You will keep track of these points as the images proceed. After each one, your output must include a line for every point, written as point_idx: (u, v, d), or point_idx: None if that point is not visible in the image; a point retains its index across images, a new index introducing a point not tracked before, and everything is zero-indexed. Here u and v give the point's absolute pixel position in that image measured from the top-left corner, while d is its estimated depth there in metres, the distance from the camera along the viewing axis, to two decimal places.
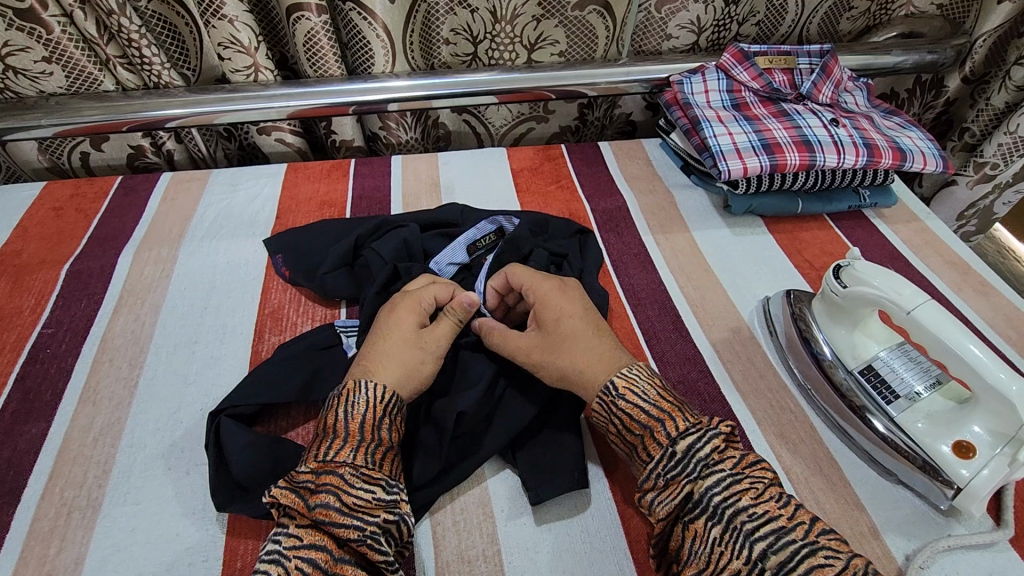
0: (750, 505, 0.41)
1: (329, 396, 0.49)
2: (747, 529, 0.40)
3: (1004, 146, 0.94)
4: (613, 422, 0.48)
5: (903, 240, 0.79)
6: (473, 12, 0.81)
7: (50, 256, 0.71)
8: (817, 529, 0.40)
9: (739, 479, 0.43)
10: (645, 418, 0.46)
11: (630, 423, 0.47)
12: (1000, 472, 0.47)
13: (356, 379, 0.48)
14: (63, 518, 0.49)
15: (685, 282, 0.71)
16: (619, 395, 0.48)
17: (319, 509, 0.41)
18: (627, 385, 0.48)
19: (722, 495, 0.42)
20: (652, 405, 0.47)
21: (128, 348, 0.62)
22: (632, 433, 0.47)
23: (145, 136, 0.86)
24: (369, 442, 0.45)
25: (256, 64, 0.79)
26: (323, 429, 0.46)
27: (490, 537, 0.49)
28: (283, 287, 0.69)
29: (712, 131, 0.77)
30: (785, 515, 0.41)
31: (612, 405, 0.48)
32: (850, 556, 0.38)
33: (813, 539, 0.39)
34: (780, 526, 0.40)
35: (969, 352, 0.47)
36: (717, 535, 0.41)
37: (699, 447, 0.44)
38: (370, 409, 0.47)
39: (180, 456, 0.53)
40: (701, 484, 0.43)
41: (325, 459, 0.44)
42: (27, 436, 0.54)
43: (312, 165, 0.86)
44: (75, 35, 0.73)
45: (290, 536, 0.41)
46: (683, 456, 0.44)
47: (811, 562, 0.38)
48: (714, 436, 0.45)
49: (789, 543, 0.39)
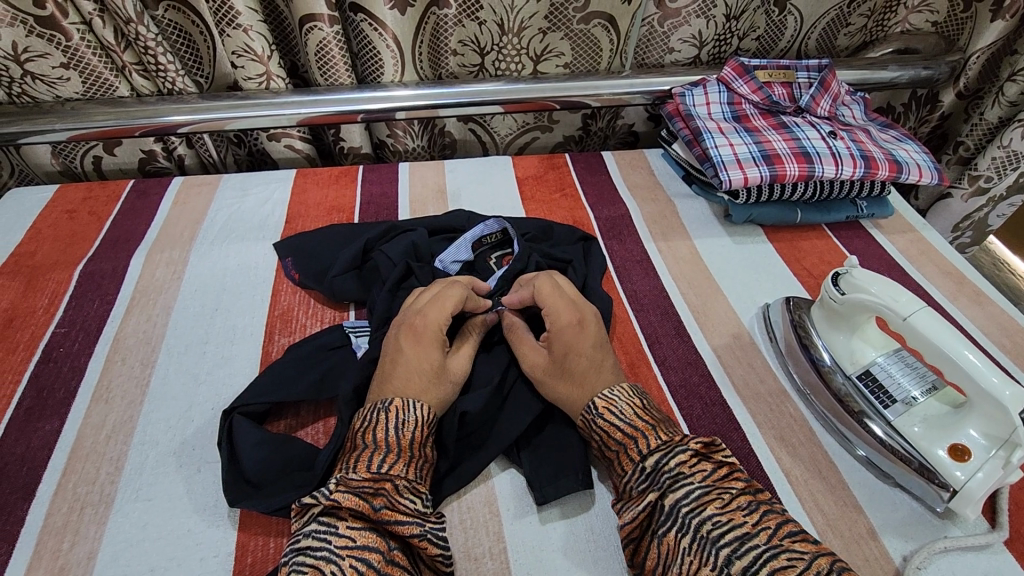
0: (716, 514, 0.42)
1: (367, 409, 0.50)
2: (713, 537, 0.41)
3: (998, 159, 0.96)
4: (594, 439, 0.51)
5: (900, 250, 0.80)
6: (481, 24, 0.83)
7: (63, 257, 0.72)
8: (781, 532, 0.41)
9: (708, 491, 0.44)
10: (620, 436, 0.49)
11: (608, 440, 0.50)
12: (995, 475, 0.48)
13: (404, 398, 0.50)
14: (76, 513, 0.50)
15: (686, 288, 0.73)
16: (597, 414, 0.51)
17: (385, 510, 0.42)
18: (606, 405, 0.51)
19: (689, 507, 0.43)
20: (628, 424, 0.49)
21: (140, 348, 0.63)
22: (610, 449, 0.50)
23: (157, 141, 0.88)
24: (417, 458, 0.48)
25: (268, 72, 0.81)
26: (371, 440, 0.47)
27: (496, 536, 0.50)
28: (292, 289, 0.70)
29: (713, 141, 0.79)
30: (749, 522, 0.41)
31: (592, 423, 0.51)
32: (814, 556, 0.39)
33: (775, 544, 0.40)
34: (743, 533, 0.41)
35: (965, 358, 0.48)
36: (687, 545, 0.42)
37: (666, 462, 0.46)
38: (418, 428, 0.49)
39: (192, 453, 0.54)
40: (671, 497, 0.44)
41: (379, 470, 0.45)
42: (41, 433, 0.55)
43: (321, 171, 0.88)
44: (93, 43, 0.75)
45: (341, 536, 0.41)
46: (652, 471, 0.46)
47: (773, 565, 0.38)
48: (681, 452, 0.46)
49: (752, 548, 0.40)
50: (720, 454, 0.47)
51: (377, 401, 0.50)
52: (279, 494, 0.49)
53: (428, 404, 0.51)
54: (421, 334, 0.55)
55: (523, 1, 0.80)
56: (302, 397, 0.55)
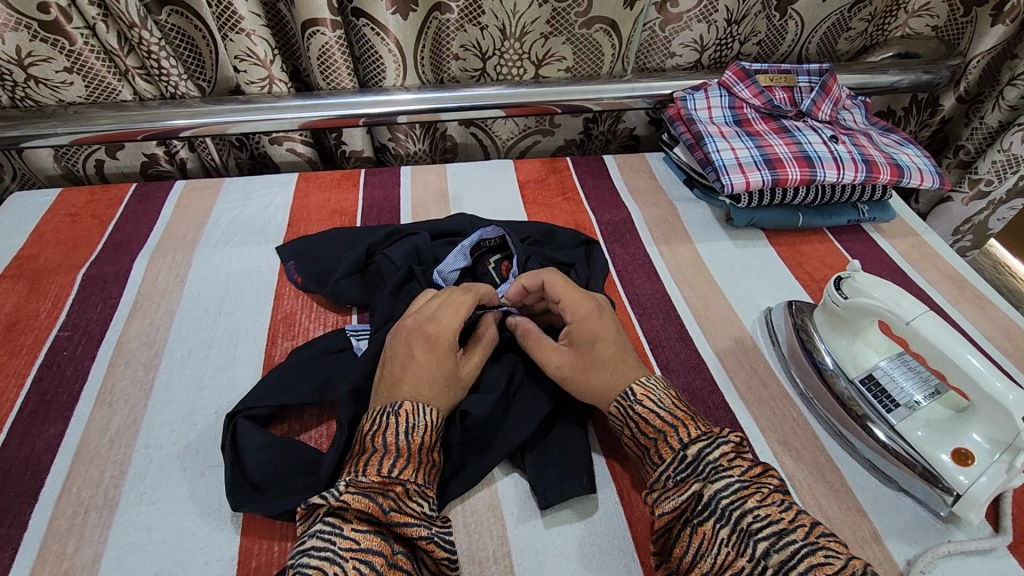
0: (755, 508, 0.42)
1: (377, 411, 0.50)
2: (752, 530, 0.41)
3: (998, 163, 0.96)
4: (627, 426, 0.50)
5: (901, 253, 0.81)
6: (483, 29, 0.84)
7: (66, 260, 0.72)
8: (817, 530, 0.41)
9: (747, 485, 0.44)
10: (659, 423, 0.48)
11: (645, 427, 0.49)
12: (998, 479, 0.48)
13: (414, 401, 0.49)
14: (80, 516, 0.50)
15: (688, 292, 0.73)
16: (636, 400, 0.50)
17: (394, 513, 0.43)
18: (645, 392, 0.50)
19: (730, 498, 0.43)
20: (667, 412, 0.49)
21: (144, 351, 0.63)
22: (646, 436, 0.49)
23: (159, 145, 0.88)
24: (425, 463, 0.48)
25: (271, 76, 0.81)
26: (381, 443, 0.47)
27: (501, 539, 0.50)
28: (295, 292, 0.70)
29: (715, 146, 0.79)
30: (787, 517, 0.41)
31: (628, 410, 0.50)
32: (850, 557, 0.39)
33: (812, 540, 0.40)
34: (781, 528, 0.41)
35: (968, 363, 0.48)
36: (725, 536, 0.42)
37: (710, 452, 0.46)
38: (428, 433, 0.49)
39: (195, 457, 0.54)
40: (709, 487, 0.44)
41: (388, 474, 0.45)
42: (45, 437, 0.55)
43: (323, 175, 0.88)
44: (97, 47, 0.75)
45: (346, 537, 0.41)
46: (694, 459, 0.46)
47: (813, 561, 0.38)
48: (724, 444, 0.46)
49: (791, 543, 0.40)
50: (750, 454, 0.48)
51: (387, 404, 0.49)
52: (283, 497, 0.49)
53: (434, 406, 0.51)
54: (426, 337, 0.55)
55: (525, 6, 0.80)
56: (306, 400, 0.55)
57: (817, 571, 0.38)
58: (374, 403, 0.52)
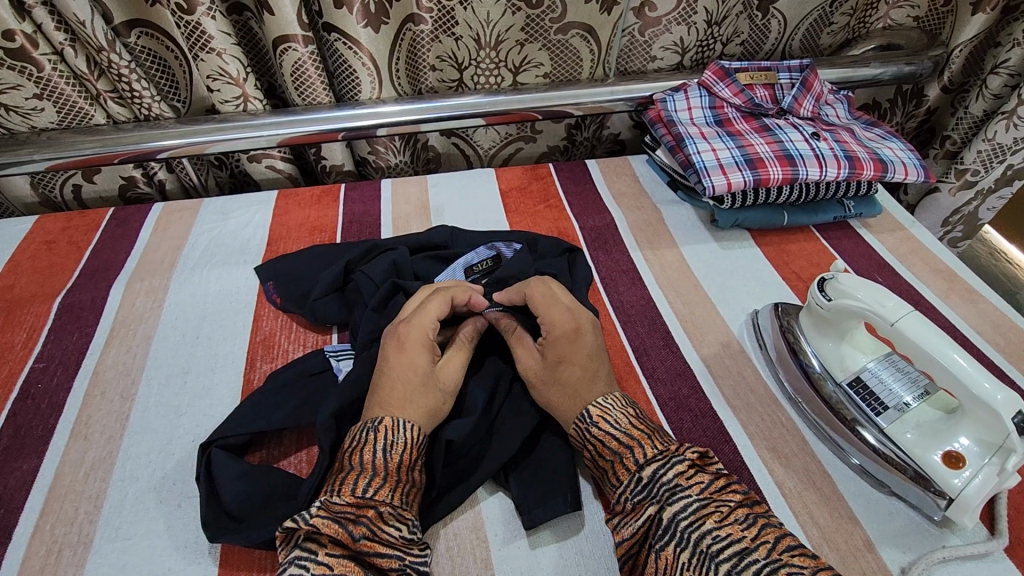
0: (714, 529, 0.41)
1: (358, 426, 0.49)
2: (712, 552, 0.40)
3: (984, 152, 0.95)
4: (587, 448, 0.50)
5: (889, 249, 0.80)
6: (458, 39, 0.83)
7: (42, 290, 0.71)
8: (780, 546, 0.40)
9: (705, 504, 0.43)
10: (615, 445, 0.48)
11: (602, 449, 0.49)
12: (991, 482, 0.47)
13: (394, 418, 0.49)
14: (54, 555, 0.49)
15: (673, 297, 0.72)
16: (592, 422, 0.50)
17: (366, 541, 0.42)
18: (601, 413, 0.50)
19: (688, 520, 0.42)
20: (623, 432, 0.49)
21: (120, 380, 0.62)
22: (604, 459, 0.49)
23: (136, 167, 0.87)
24: (404, 482, 0.47)
25: (245, 94, 0.80)
26: (358, 462, 0.46)
27: (484, 563, 0.49)
28: (274, 313, 0.69)
29: (696, 147, 0.78)
30: (748, 536, 0.41)
31: (585, 433, 0.50)
32: (816, 570, 0.38)
33: (775, 558, 0.39)
34: (742, 547, 0.40)
35: (954, 361, 0.47)
36: (686, 560, 0.41)
37: (664, 473, 0.45)
38: (407, 452, 0.47)
39: (172, 488, 0.53)
40: (668, 509, 0.43)
41: (362, 495, 0.44)
42: (18, 473, 0.54)
43: (302, 192, 0.87)
44: (66, 72, 0.75)
45: (318, 563, 0.40)
46: (649, 482, 0.45)
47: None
48: (678, 462, 0.45)
49: (751, 564, 0.39)
50: (716, 467, 0.47)
51: (367, 420, 0.49)
52: (258, 526, 0.47)
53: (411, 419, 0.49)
54: (412, 347, 0.53)
55: (499, 15, 0.80)
56: (282, 427, 0.54)
57: None
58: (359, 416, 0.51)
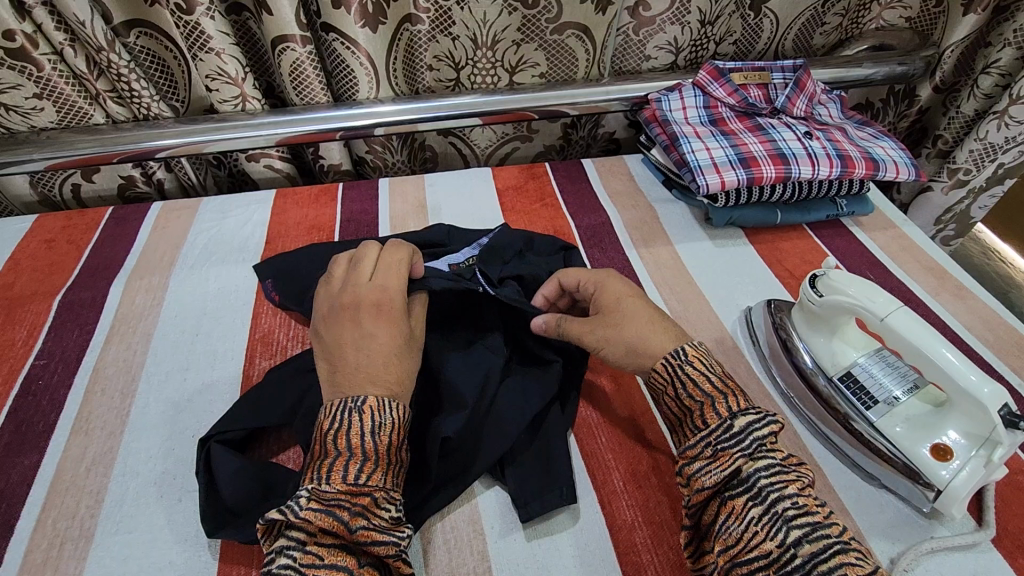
0: (794, 494, 0.42)
1: (339, 403, 0.47)
2: (786, 515, 0.41)
3: (976, 152, 0.96)
4: (673, 386, 0.50)
5: (881, 246, 0.81)
6: (455, 39, 0.84)
7: (42, 288, 0.72)
8: (847, 531, 0.41)
9: (787, 470, 0.44)
10: (710, 389, 0.48)
11: (693, 389, 0.49)
12: (978, 473, 0.48)
13: (379, 397, 0.47)
14: (56, 549, 0.49)
15: (668, 294, 0.72)
16: (687, 360, 0.50)
17: (362, 530, 0.42)
18: (698, 357, 0.50)
19: (769, 480, 0.43)
20: (719, 380, 0.49)
21: (120, 377, 0.62)
22: (693, 398, 0.48)
23: (136, 167, 0.88)
24: (393, 464, 0.46)
25: (243, 94, 0.81)
26: (345, 446, 0.44)
27: (481, 554, 0.50)
28: (273, 310, 0.70)
29: (690, 146, 0.79)
30: (821, 512, 0.41)
31: (676, 370, 0.50)
32: (876, 562, 0.39)
33: (845, 538, 0.40)
34: (816, 519, 0.41)
35: (942, 357, 0.48)
36: (757, 514, 0.42)
37: (757, 427, 0.45)
38: (395, 433, 0.46)
39: (173, 482, 0.54)
40: (751, 464, 0.44)
41: (356, 481, 0.43)
42: (20, 468, 0.54)
43: (300, 191, 0.87)
44: (66, 72, 0.75)
45: (309, 553, 0.41)
46: (739, 431, 0.45)
47: (843, 556, 0.38)
48: (772, 422, 0.46)
49: (823, 536, 0.40)
50: None
51: (348, 399, 0.46)
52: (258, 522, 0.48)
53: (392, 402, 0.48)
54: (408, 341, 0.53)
55: (495, 15, 0.81)
56: (280, 423, 0.55)
57: (847, 567, 0.37)
58: (327, 397, 0.48)
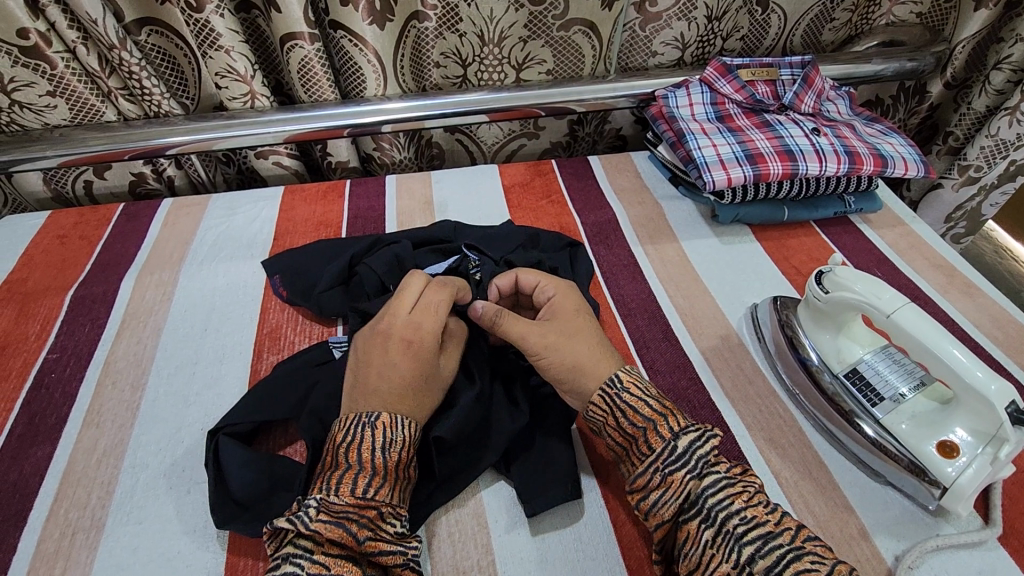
0: (742, 509, 0.43)
1: (354, 416, 0.47)
2: (738, 533, 0.42)
3: (987, 148, 0.95)
4: (614, 416, 0.49)
5: (889, 244, 0.80)
6: (461, 36, 0.84)
7: (55, 283, 0.73)
8: (802, 535, 0.41)
9: (734, 483, 0.44)
10: (648, 412, 0.48)
11: (632, 416, 0.48)
12: (984, 472, 0.48)
13: (391, 413, 0.47)
14: (67, 538, 0.50)
15: (674, 291, 0.72)
16: (622, 388, 0.49)
17: (369, 541, 0.43)
18: (631, 381, 0.50)
19: (717, 497, 0.44)
20: (656, 402, 0.49)
21: (131, 370, 0.63)
22: (633, 426, 0.48)
23: (146, 164, 0.89)
24: (400, 479, 0.46)
25: (252, 91, 0.81)
26: (355, 460, 0.45)
27: (485, 548, 0.50)
28: (280, 306, 0.71)
29: (697, 143, 0.78)
30: (772, 520, 0.42)
31: (614, 399, 0.49)
32: (834, 562, 0.39)
33: (798, 544, 0.41)
34: (768, 530, 0.41)
35: (949, 354, 0.48)
36: (710, 537, 0.43)
37: (699, 446, 0.46)
38: (404, 451, 0.47)
39: (181, 474, 0.55)
40: (698, 484, 0.45)
41: (364, 495, 0.43)
42: (33, 460, 0.55)
43: (308, 187, 0.88)
44: (78, 70, 0.76)
45: (315, 562, 0.41)
46: (683, 452, 0.46)
47: (797, 566, 0.39)
48: (712, 436, 0.47)
49: (776, 548, 0.40)
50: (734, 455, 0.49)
51: (362, 414, 0.47)
52: (266, 515, 0.49)
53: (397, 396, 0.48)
54: None
55: (502, 11, 0.81)
56: (286, 416, 0.56)
57: None
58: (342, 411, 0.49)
